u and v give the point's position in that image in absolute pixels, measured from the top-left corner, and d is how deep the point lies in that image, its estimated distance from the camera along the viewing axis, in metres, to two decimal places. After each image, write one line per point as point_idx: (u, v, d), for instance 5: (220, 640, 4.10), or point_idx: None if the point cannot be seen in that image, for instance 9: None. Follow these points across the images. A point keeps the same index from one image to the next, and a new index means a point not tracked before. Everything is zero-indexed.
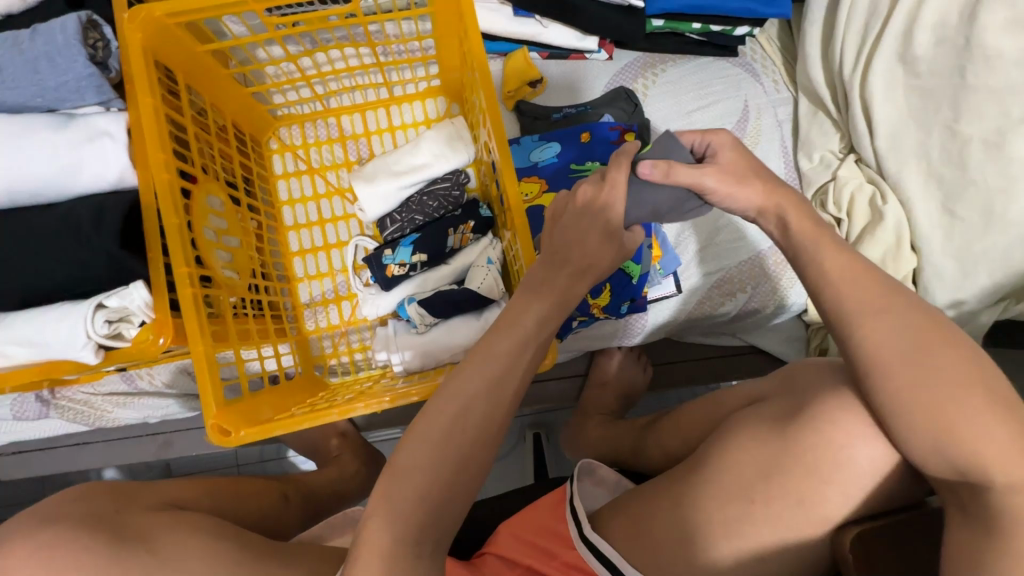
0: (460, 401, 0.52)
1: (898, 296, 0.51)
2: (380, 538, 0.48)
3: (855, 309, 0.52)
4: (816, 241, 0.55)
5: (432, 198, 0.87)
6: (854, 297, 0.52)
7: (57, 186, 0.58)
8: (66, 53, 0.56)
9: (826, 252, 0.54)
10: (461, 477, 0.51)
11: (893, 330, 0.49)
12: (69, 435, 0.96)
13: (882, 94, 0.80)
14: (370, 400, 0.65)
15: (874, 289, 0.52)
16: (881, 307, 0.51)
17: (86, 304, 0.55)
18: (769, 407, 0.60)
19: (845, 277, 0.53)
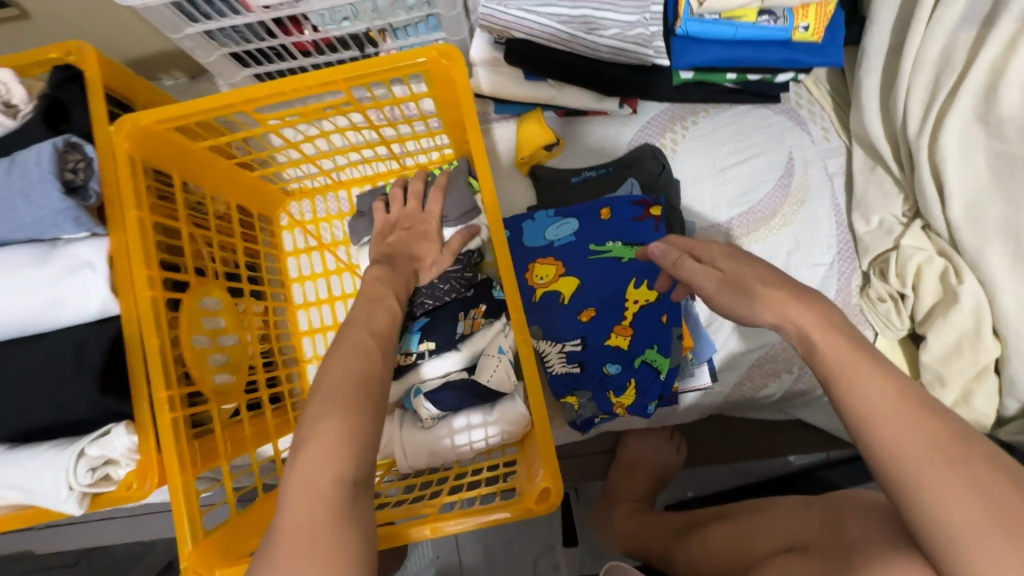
0: (355, 347, 0.52)
1: (968, 446, 0.39)
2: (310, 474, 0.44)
3: (938, 478, 0.38)
4: (854, 370, 0.43)
5: (443, 281, 0.80)
6: (914, 450, 0.39)
7: (38, 322, 0.55)
8: (41, 188, 0.52)
9: (866, 383, 0.42)
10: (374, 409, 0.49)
11: (967, 494, 0.37)
12: (96, 510, 0.97)
13: (957, 156, 0.67)
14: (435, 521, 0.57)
15: (936, 435, 0.39)
16: (948, 462, 0.38)
17: (66, 453, 0.52)
18: (807, 558, 0.53)
19: (907, 429, 0.40)
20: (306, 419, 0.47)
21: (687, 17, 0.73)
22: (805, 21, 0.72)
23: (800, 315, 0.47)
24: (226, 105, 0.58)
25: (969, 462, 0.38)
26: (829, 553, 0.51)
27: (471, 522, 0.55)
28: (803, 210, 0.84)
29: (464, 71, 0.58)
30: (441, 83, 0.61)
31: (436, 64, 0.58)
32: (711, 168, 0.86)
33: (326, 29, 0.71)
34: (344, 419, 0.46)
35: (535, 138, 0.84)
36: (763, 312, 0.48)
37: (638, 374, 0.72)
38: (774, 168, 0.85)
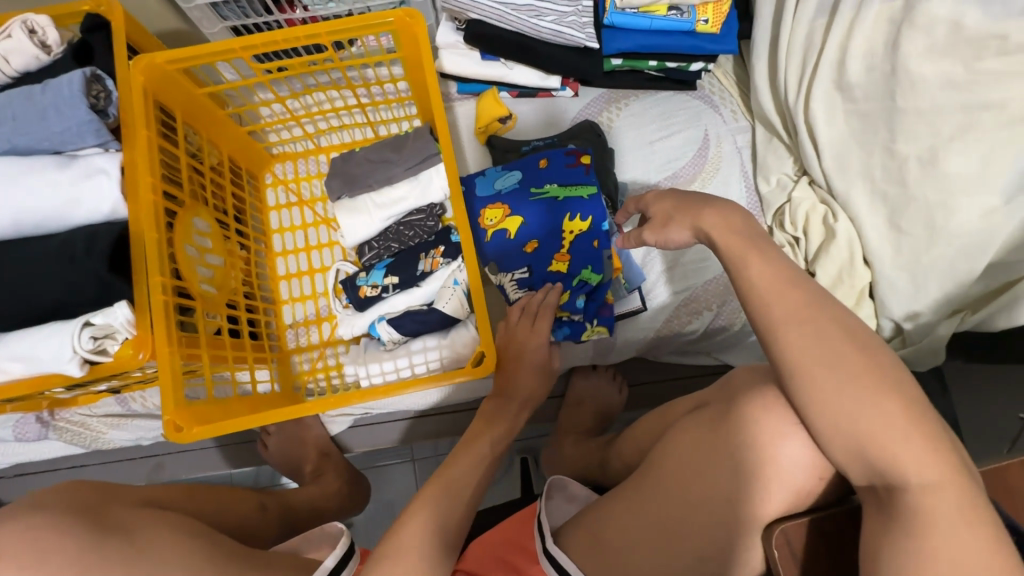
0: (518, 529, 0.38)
1: (821, 307, 0.52)
2: None
3: (781, 311, 0.52)
4: (745, 255, 0.56)
5: (409, 228, 0.92)
6: (780, 307, 0.53)
7: (57, 217, 0.65)
8: (70, 103, 0.64)
9: (756, 265, 0.56)
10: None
11: (809, 342, 0.50)
12: (69, 457, 1.00)
13: (824, 116, 0.84)
14: (364, 394, 0.73)
15: (800, 300, 0.53)
16: (802, 318, 0.52)
17: (74, 322, 0.60)
18: (705, 412, 0.62)
19: (773, 286, 0.54)
20: None
21: (612, 10, 0.91)
22: (705, 15, 0.91)
23: (709, 222, 0.60)
24: (227, 50, 0.73)
25: (811, 316, 0.52)
26: (722, 403, 0.61)
27: (396, 389, 0.73)
28: (717, 175, 0.99)
29: (425, 29, 0.72)
30: (408, 42, 0.75)
31: (403, 23, 0.72)
32: (641, 141, 1.01)
33: (314, 7, 0.85)
34: None
35: (491, 112, 0.98)
36: (681, 228, 0.63)
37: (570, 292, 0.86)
38: (691, 143, 1.00)
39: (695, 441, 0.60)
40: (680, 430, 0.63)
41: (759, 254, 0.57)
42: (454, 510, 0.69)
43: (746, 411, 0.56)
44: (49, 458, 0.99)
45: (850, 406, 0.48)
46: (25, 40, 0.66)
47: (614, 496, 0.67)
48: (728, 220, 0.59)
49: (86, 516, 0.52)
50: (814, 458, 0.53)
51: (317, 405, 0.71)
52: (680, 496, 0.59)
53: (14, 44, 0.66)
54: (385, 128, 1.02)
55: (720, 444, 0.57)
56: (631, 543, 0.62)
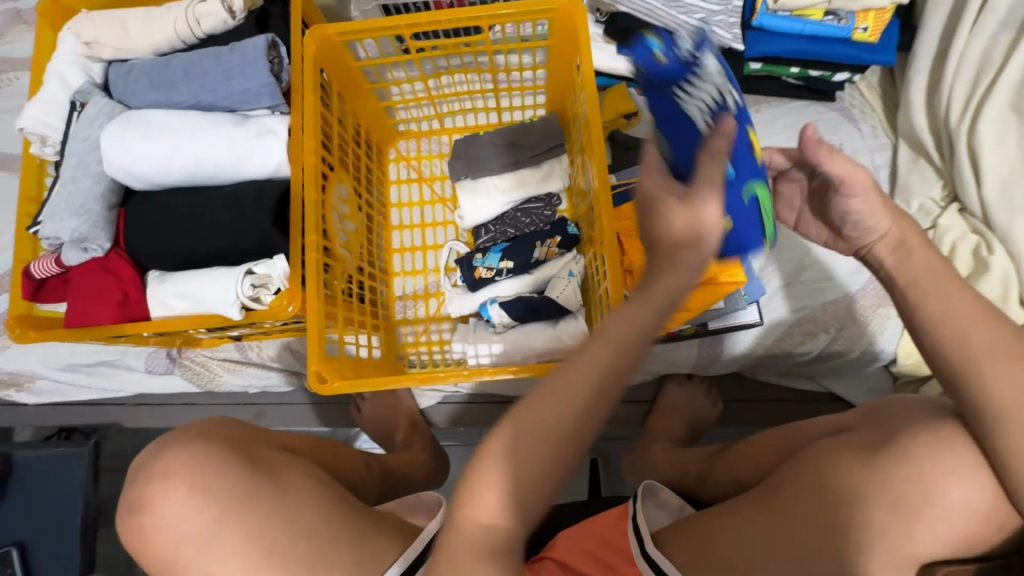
0: (573, 385, 0.48)
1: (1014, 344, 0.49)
2: (484, 508, 0.48)
3: (983, 352, 0.49)
4: (939, 285, 0.52)
5: (526, 215, 0.93)
6: (976, 343, 0.50)
7: (231, 170, 0.70)
8: (255, 66, 0.69)
9: (951, 294, 0.52)
10: (583, 418, 0.48)
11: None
12: (182, 395, 1.08)
13: (993, 141, 0.78)
14: (493, 371, 0.75)
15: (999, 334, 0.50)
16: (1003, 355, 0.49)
17: (238, 270, 0.66)
18: (856, 436, 0.60)
19: (973, 318, 0.51)
20: (479, 461, 0.49)
21: (763, 12, 0.87)
22: (865, 23, 0.86)
23: None
24: (392, 27, 0.76)
25: None
26: (879, 429, 0.58)
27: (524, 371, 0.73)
28: None
29: (584, 16, 0.73)
30: (563, 30, 0.75)
31: (564, 11, 0.73)
32: (768, 150, 0.96)
33: None
34: (546, 456, 0.47)
35: (616, 108, 0.97)
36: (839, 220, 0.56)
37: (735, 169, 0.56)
38: None
39: (843, 467, 0.57)
40: (821, 450, 0.61)
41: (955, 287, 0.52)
42: (596, 375, 0.48)
43: (913, 445, 0.54)
44: (166, 393, 1.06)
45: None
46: (219, 5, 0.72)
47: (727, 508, 0.65)
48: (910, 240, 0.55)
49: (240, 447, 0.56)
50: (995, 506, 0.50)
51: (445, 376, 0.74)
52: (817, 518, 0.57)
53: (209, 8, 0.72)
54: (510, 115, 1.03)
55: (878, 472, 0.55)
56: (754, 563, 0.59)
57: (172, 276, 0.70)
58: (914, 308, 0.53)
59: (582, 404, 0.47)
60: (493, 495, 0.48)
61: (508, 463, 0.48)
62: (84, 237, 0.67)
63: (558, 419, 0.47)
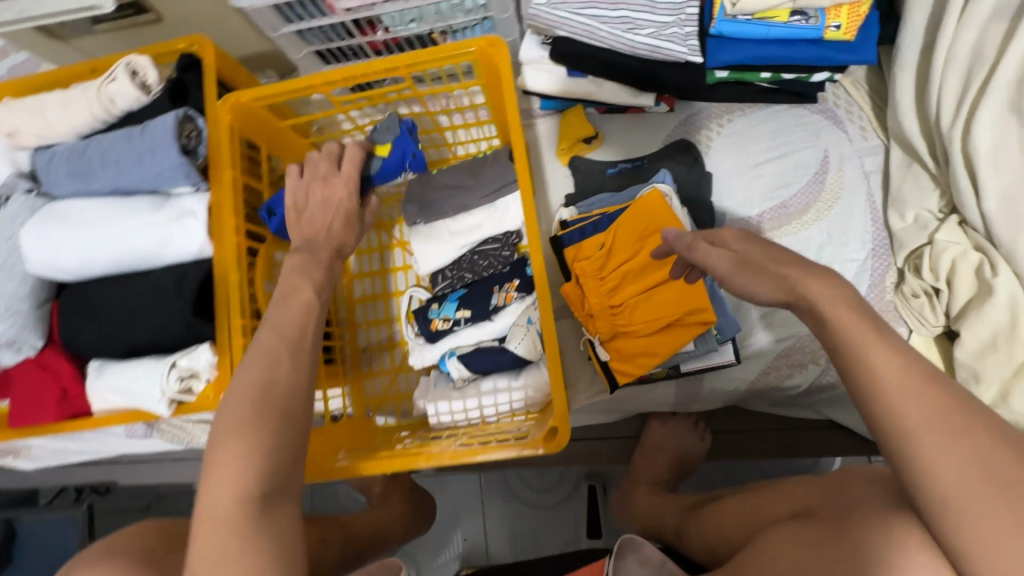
0: (265, 354, 0.55)
1: (953, 416, 0.41)
2: (229, 480, 0.47)
3: (922, 430, 0.42)
4: (868, 345, 0.46)
5: (483, 258, 0.88)
6: (917, 419, 0.42)
7: (153, 257, 0.68)
8: (164, 147, 0.65)
9: (877, 356, 0.45)
10: (282, 402, 0.52)
11: (968, 459, 0.40)
12: (168, 453, 1.09)
13: (988, 149, 0.68)
14: (431, 455, 0.66)
15: (939, 405, 0.42)
16: (948, 431, 0.41)
17: (162, 363, 0.64)
18: (815, 524, 0.55)
19: (903, 384, 0.43)
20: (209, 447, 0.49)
21: (720, 17, 0.78)
22: (837, 20, 0.76)
23: None
24: (308, 86, 0.71)
25: (968, 424, 0.41)
26: (833, 521, 0.53)
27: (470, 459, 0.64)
28: (835, 207, 0.86)
29: (507, 58, 0.66)
30: (487, 71, 0.70)
31: (484, 52, 0.67)
32: (745, 163, 0.90)
33: (395, 29, 0.82)
34: (265, 438, 0.49)
35: (576, 132, 0.93)
36: (784, 278, 0.50)
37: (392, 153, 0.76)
38: (807, 167, 0.88)
39: (794, 557, 0.52)
40: (776, 537, 0.57)
41: (884, 345, 0.45)
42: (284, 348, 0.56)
43: (863, 538, 0.48)
44: (152, 453, 1.08)
45: None
46: (128, 84, 0.69)
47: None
48: (867, 303, 0.48)
49: (156, 564, 0.55)
50: None
51: (380, 465, 0.67)
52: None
53: (119, 87, 0.70)
54: (465, 149, 0.97)
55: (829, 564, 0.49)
56: None
57: (106, 368, 0.69)
58: (863, 385, 0.45)
59: (288, 383, 0.54)
60: (224, 476, 0.47)
61: (235, 447, 0.48)
62: (14, 339, 0.67)
63: (280, 379, 0.54)
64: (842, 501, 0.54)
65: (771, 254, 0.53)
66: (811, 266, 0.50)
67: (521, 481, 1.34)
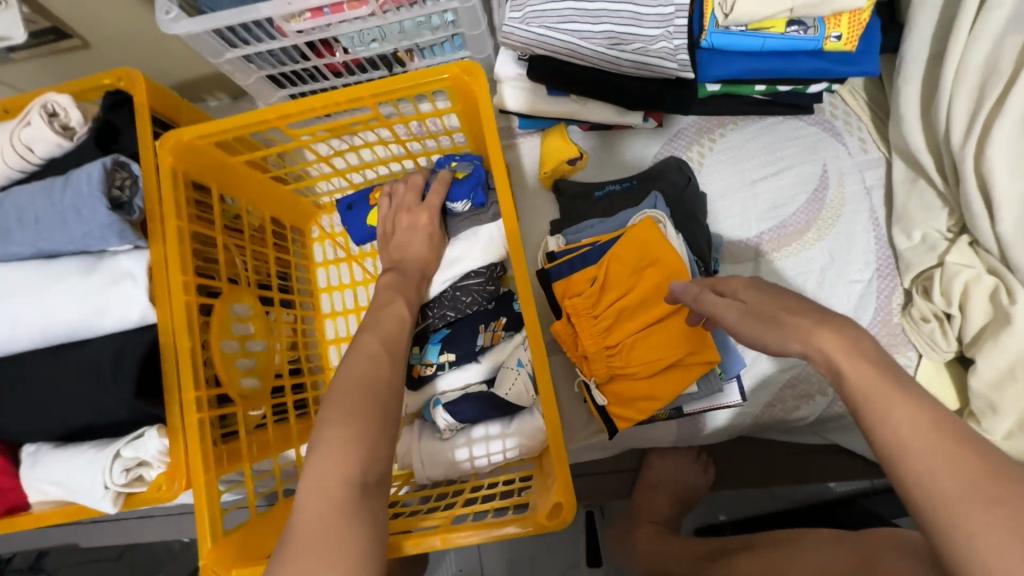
0: (365, 355, 0.60)
1: (998, 487, 0.35)
2: (333, 469, 0.50)
3: (963, 506, 0.35)
4: (885, 403, 0.40)
5: (466, 294, 0.80)
6: (952, 493, 0.36)
7: (85, 328, 0.59)
8: (91, 204, 0.57)
9: (899, 417, 0.39)
10: (382, 414, 0.55)
11: (1021, 541, 0.33)
12: (134, 511, 1.01)
13: (1006, 168, 0.63)
14: (418, 538, 0.58)
15: (977, 473, 0.36)
16: (989, 503, 0.35)
17: (103, 455, 0.56)
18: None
19: (931, 448, 0.37)
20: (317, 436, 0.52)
21: (712, 29, 0.72)
22: (837, 30, 0.70)
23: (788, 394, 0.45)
24: (260, 121, 0.64)
25: (1015, 497, 0.35)
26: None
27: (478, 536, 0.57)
28: (836, 226, 0.81)
29: (485, 85, 0.60)
30: (463, 99, 0.63)
31: (458, 79, 0.60)
32: (741, 180, 0.85)
33: (356, 49, 0.74)
34: (364, 431, 0.52)
35: (559, 153, 0.85)
36: (803, 341, 0.44)
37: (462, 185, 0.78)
38: (806, 183, 0.83)
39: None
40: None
41: (906, 403, 0.39)
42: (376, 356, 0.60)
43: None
44: (116, 513, 0.99)
45: None
46: (45, 129, 0.60)
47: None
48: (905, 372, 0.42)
49: None
50: None
51: None
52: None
53: (35, 131, 0.60)
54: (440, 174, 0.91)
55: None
56: None
57: (42, 455, 0.61)
58: (883, 453, 0.39)
59: (382, 384, 0.57)
60: (332, 462, 0.50)
61: (339, 442, 0.51)
62: None
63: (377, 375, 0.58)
64: None
65: (779, 300, 0.48)
66: (822, 314, 0.44)
67: None
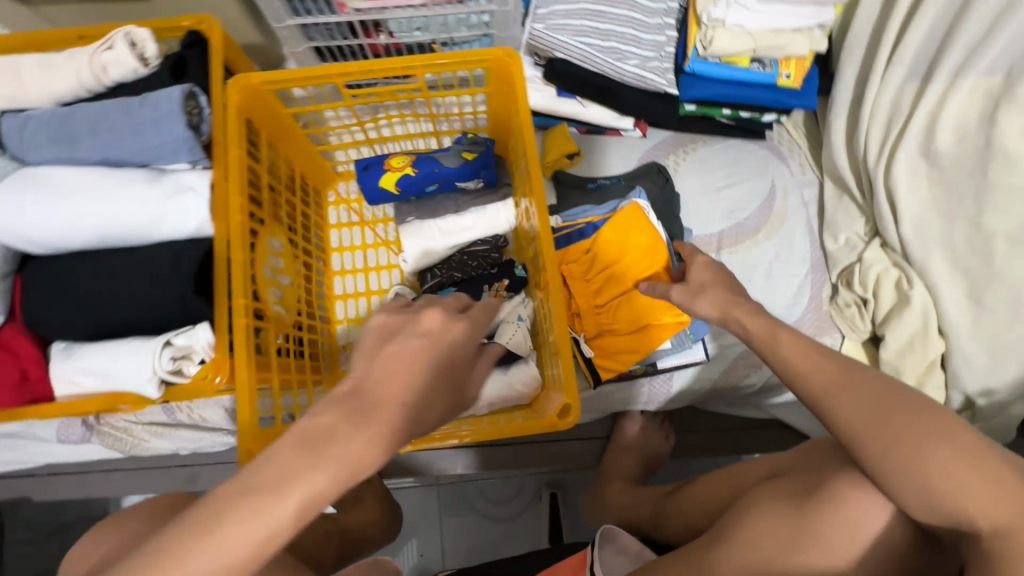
0: (263, 493, 0.37)
1: (852, 372, 0.53)
2: None
3: (822, 389, 0.53)
4: (776, 336, 0.58)
5: (472, 257, 0.91)
6: (817, 380, 0.54)
7: (145, 232, 0.64)
8: (170, 119, 0.63)
9: (786, 345, 0.57)
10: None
11: (857, 403, 0.51)
12: (102, 461, 0.98)
13: (907, 183, 0.83)
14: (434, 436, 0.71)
15: (831, 370, 0.54)
16: (838, 385, 0.53)
17: (155, 341, 0.60)
18: (786, 483, 0.63)
19: (806, 362, 0.55)
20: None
21: (694, 58, 0.90)
22: (787, 70, 0.91)
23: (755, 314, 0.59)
24: (323, 76, 0.72)
25: (854, 379, 0.53)
26: (803, 477, 0.62)
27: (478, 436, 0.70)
28: (783, 230, 0.98)
29: (522, 68, 0.71)
30: (499, 80, 0.75)
31: (500, 61, 0.72)
32: (706, 187, 1.01)
33: (400, 34, 0.86)
34: None
35: (560, 148, 0.98)
36: None
37: (470, 164, 0.89)
38: (758, 195, 1.00)
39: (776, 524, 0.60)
40: (758, 496, 0.64)
41: (788, 332, 0.58)
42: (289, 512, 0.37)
43: (836, 486, 0.58)
44: (84, 461, 0.97)
45: (934, 461, 0.48)
46: (127, 54, 0.67)
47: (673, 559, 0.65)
48: None
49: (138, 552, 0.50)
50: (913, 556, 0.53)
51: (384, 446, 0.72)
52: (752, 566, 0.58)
53: (116, 55, 0.67)
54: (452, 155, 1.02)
55: (810, 521, 0.58)
56: None
57: (77, 349, 0.63)
58: (782, 371, 0.56)
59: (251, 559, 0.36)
60: None
61: None
62: None
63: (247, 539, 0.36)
64: (811, 468, 0.63)
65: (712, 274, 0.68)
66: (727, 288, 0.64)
67: (481, 493, 1.34)
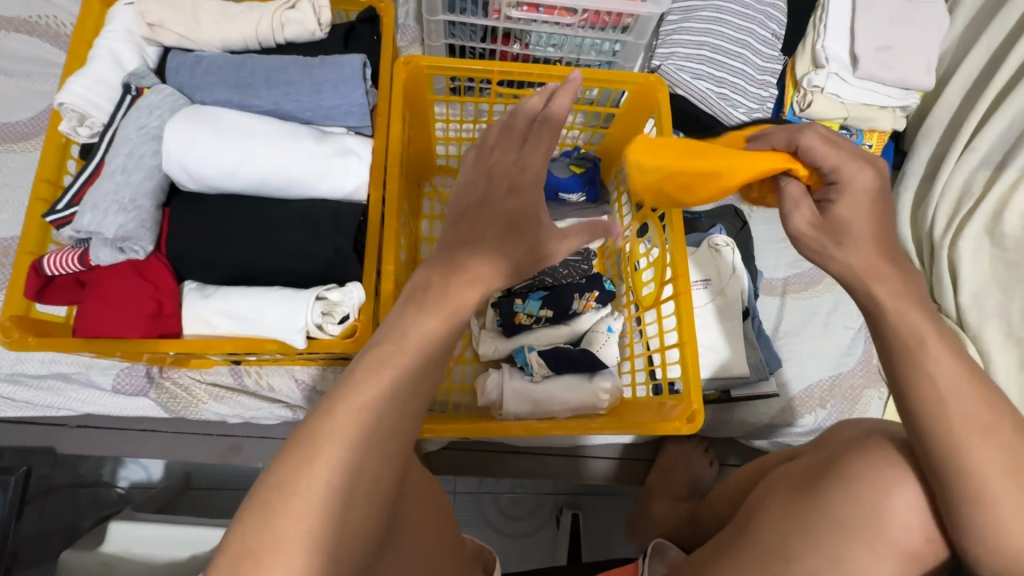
0: (378, 373, 0.44)
1: (996, 414, 0.49)
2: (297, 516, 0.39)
3: (960, 424, 0.49)
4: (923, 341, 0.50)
5: (564, 266, 0.87)
6: (959, 408, 0.49)
7: (301, 186, 0.64)
8: (350, 84, 0.66)
9: (936, 360, 0.50)
10: (382, 441, 0.43)
11: (991, 449, 0.49)
12: (142, 419, 0.92)
13: (970, 256, 0.92)
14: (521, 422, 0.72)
15: (978, 405, 0.49)
16: (980, 424, 0.49)
17: (308, 293, 0.60)
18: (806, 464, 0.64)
19: (947, 383, 0.49)
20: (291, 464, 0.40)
21: (790, 116, 1.00)
22: (871, 140, 1.01)
23: None
24: (484, 70, 0.76)
25: (990, 421, 0.49)
26: (825, 457, 0.63)
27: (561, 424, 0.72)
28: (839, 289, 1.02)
29: (667, 94, 0.77)
30: (640, 102, 0.81)
31: (648, 85, 0.78)
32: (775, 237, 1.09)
33: (535, 47, 0.91)
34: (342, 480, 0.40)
35: None
36: None
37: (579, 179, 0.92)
38: None
39: (784, 504, 0.61)
40: (770, 487, 0.64)
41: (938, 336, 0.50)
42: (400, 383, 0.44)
43: None
44: (127, 416, 0.91)
45: None
46: (311, 17, 0.69)
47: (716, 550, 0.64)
48: None
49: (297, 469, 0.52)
50: None
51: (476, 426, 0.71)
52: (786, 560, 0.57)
53: (299, 16, 0.69)
54: None
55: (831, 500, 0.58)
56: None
57: (213, 291, 0.62)
58: (919, 387, 0.50)
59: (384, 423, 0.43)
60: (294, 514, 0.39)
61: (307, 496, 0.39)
62: (127, 236, 0.59)
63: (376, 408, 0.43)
64: (834, 449, 0.64)
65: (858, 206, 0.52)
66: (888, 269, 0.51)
67: (499, 509, 1.30)
